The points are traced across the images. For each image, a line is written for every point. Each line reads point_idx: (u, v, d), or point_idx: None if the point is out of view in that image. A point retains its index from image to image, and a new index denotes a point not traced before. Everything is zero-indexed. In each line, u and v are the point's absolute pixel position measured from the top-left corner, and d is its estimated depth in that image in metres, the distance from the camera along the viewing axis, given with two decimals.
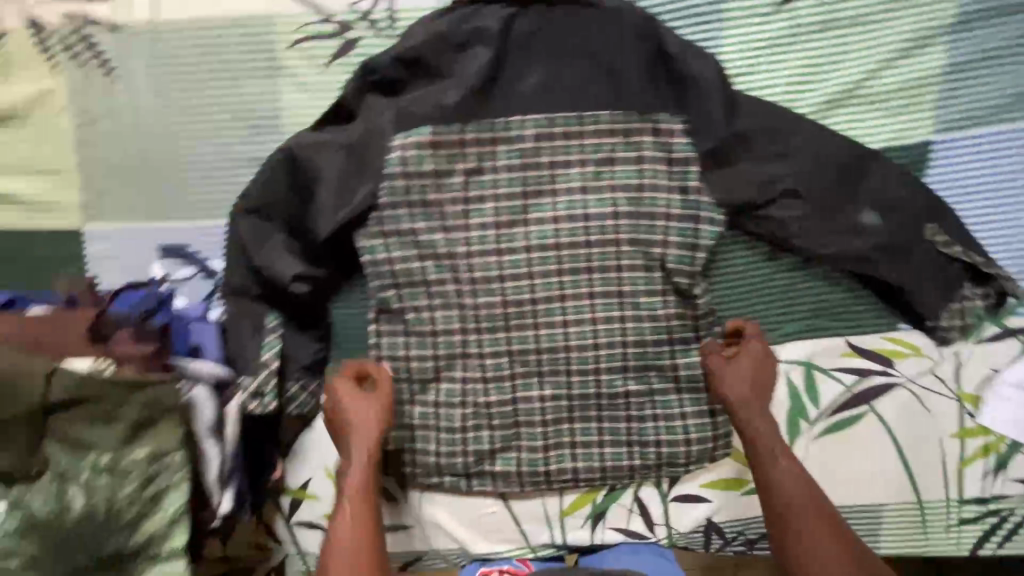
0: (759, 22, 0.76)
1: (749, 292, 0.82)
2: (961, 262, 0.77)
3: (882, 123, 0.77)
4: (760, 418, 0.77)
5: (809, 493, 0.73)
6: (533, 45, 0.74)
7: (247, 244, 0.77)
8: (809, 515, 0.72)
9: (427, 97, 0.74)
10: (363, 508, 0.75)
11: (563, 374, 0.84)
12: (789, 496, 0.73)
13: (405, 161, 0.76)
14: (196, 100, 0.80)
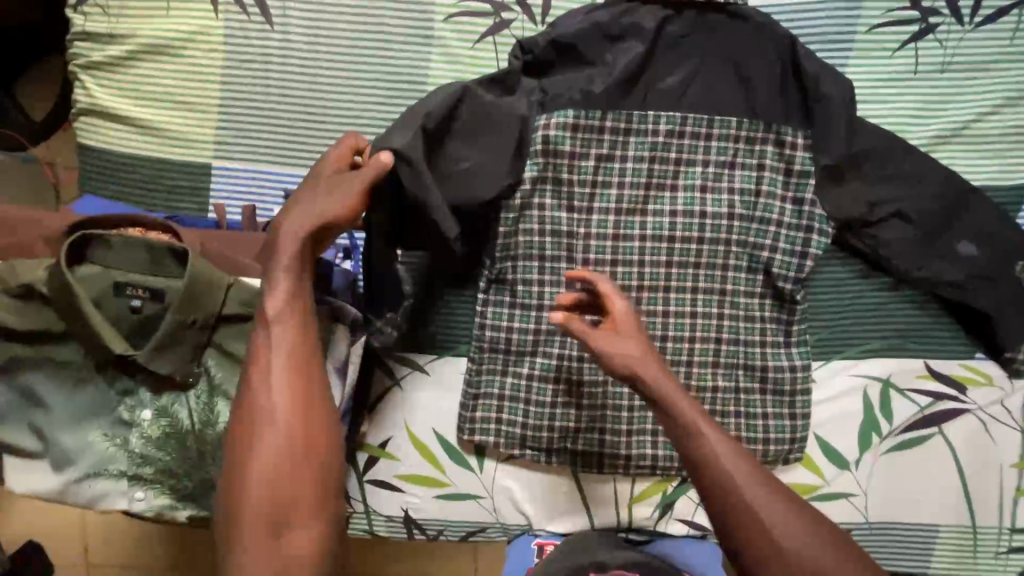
0: (884, 56, 0.83)
1: (839, 305, 0.88)
2: None
3: (983, 162, 0.84)
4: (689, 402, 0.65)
5: (764, 484, 0.61)
6: (681, 48, 0.81)
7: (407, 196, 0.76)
8: (765, 505, 0.59)
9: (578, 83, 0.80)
10: (288, 425, 0.55)
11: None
12: (751, 508, 0.59)
13: (545, 141, 0.81)
14: (346, 56, 0.84)
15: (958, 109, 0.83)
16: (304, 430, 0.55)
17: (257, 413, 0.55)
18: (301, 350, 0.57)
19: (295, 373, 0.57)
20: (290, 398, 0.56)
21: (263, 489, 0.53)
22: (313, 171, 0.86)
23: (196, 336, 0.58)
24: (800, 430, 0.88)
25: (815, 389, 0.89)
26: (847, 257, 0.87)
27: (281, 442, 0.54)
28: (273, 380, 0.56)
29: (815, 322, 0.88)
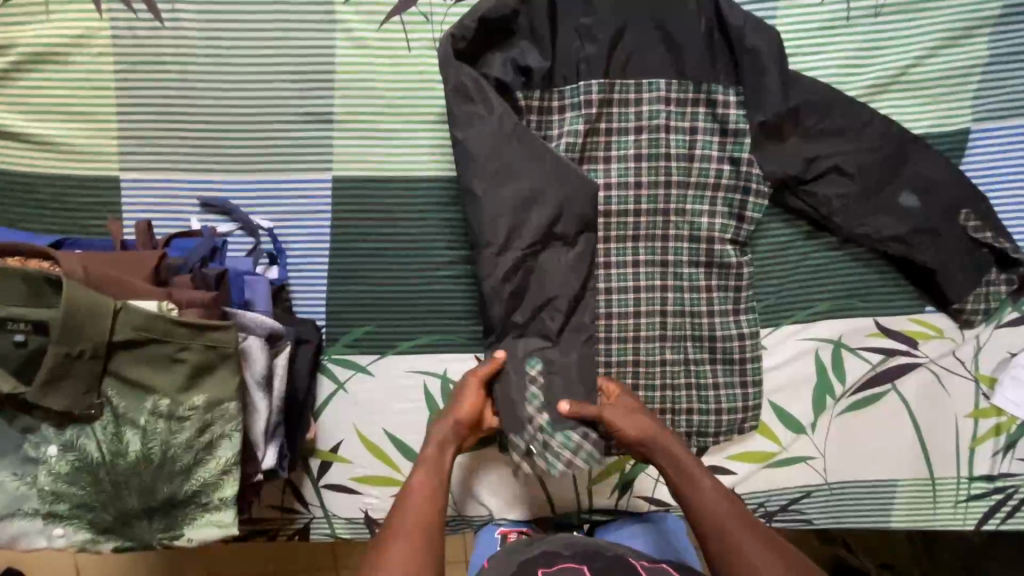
0: (814, 4, 0.79)
1: (786, 268, 0.85)
2: (990, 248, 0.81)
3: (924, 108, 0.81)
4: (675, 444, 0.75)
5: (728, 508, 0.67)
6: (600, 10, 0.76)
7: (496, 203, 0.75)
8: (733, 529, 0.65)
9: (494, 61, 0.76)
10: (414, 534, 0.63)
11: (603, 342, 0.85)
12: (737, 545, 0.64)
13: None
14: (245, 50, 0.78)
15: (894, 54, 0.79)
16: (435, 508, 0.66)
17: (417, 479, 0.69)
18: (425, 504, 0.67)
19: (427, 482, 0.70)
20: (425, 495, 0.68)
21: (405, 552, 0.61)
22: (227, 175, 0.82)
23: (90, 367, 0.55)
24: (753, 398, 0.87)
25: (766, 355, 0.88)
26: (791, 219, 0.84)
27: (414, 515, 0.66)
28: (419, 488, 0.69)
29: (764, 288, 0.86)
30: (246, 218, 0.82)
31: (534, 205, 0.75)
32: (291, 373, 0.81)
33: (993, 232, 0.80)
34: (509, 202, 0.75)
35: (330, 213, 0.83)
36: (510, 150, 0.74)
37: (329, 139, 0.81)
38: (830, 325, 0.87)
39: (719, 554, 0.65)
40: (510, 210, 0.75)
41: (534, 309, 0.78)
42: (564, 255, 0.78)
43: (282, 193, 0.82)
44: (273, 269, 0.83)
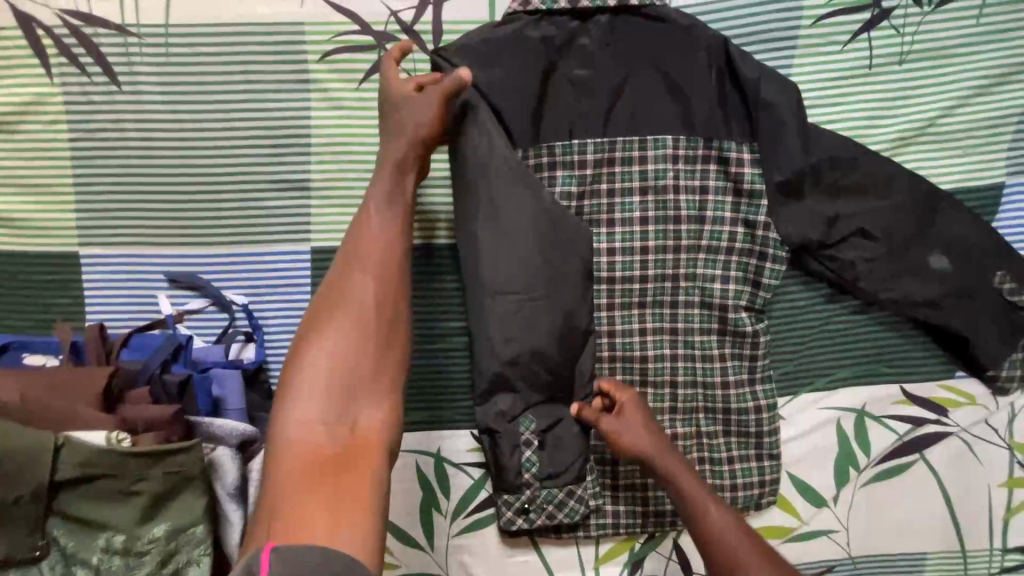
0: (833, 51, 0.72)
1: (806, 333, 0.78)
2: None
3: (954, 162, 0.74)
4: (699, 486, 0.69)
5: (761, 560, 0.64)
6: (598, 60, 0.69)
7: (494, 242, 0.68)
8: None
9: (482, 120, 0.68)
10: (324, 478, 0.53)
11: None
12: None
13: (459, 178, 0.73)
14: (212, 114, 0.71)
15: (921, 105, 0.73)
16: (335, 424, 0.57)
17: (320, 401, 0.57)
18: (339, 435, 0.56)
19: (323, 386, 0.58)
20: (313, 406, 0.57)
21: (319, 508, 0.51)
22: (198, 248, 0.75)
23: (30, 509, 0.50)
24: (770, 473, 0.80)
25: (786, 424, 0.81)
26: (810, 282, 0.77)
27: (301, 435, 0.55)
28: (311, 391, 0.57)
29: (782, 355, 0.79)
30: (218, 293, 0.76)
31: (526, 253, 0.69)
32: None
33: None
34: (501, 241, 0.68)
35: (309, 286, 0.76)
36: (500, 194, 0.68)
37: (306, 208, 0.74)
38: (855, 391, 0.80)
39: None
40: (506, 253, 0.68)
41: (531, 368, 0.71)
42: (561, 305, 0.70)
43: (257, 267, 0.76)
44: (248, 348, 0.76)
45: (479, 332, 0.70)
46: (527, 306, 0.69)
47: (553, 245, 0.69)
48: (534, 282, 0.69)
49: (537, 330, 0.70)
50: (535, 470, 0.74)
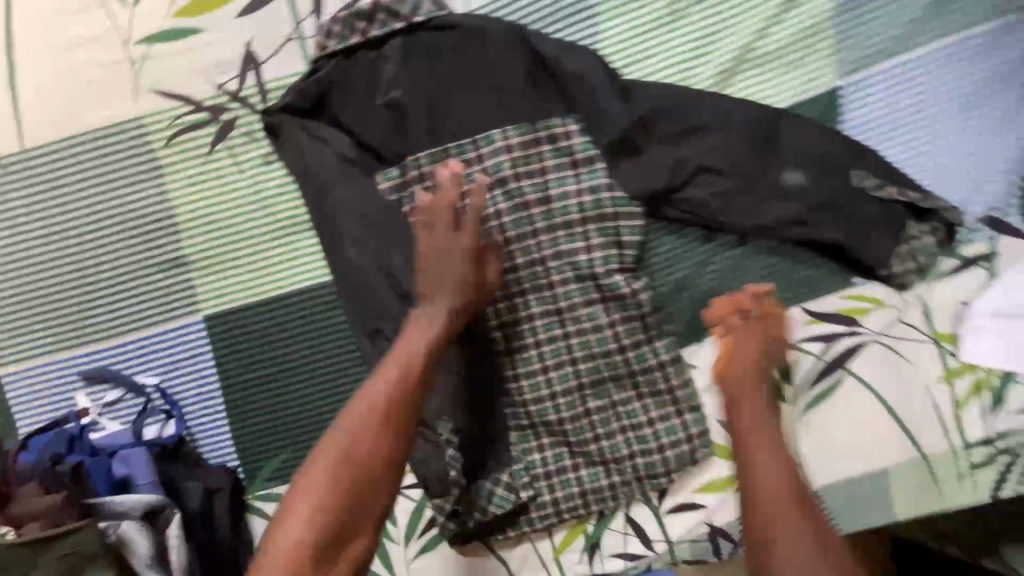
0: (633, 7, 0.74)
1: (690, 280, 0.79)
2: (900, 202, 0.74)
3: (783, 80, 0.75)
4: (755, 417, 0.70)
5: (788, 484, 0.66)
6: (409, 76, 0.72)
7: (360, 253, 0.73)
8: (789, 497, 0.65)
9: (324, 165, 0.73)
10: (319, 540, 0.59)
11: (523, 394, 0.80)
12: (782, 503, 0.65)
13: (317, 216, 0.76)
14: (82, 218, 0.77)
15: (733, 35, 0.75)
16: (358, 493, 0.61)
17: (343, 463, 0.61)
18: (337, 488, 0.60)
19: (355, 452, 0.62)
20: (377, 442, 0.62)
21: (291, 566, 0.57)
22: (103, 344, 0.79)
23: None
24: (693, 424, 0.80)
25: (701, 371, 0.81)
26: (679, 228, 0.78)
27: (348, 481, 0.61)
28: (341, 458, 0.61)
29: (676, 306, 0.79)
30: (131, 379, 0.80)
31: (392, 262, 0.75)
32: (209, 523, 0.78)
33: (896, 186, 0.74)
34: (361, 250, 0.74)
35: (211, 352, 0.80)
36: (449, 236, 0.69)
37: (188, 282, 0.78)
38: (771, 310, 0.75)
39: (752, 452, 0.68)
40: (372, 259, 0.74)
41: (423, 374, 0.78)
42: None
43: (157, 348, 0.79)
44: (170, 424, 0.79)
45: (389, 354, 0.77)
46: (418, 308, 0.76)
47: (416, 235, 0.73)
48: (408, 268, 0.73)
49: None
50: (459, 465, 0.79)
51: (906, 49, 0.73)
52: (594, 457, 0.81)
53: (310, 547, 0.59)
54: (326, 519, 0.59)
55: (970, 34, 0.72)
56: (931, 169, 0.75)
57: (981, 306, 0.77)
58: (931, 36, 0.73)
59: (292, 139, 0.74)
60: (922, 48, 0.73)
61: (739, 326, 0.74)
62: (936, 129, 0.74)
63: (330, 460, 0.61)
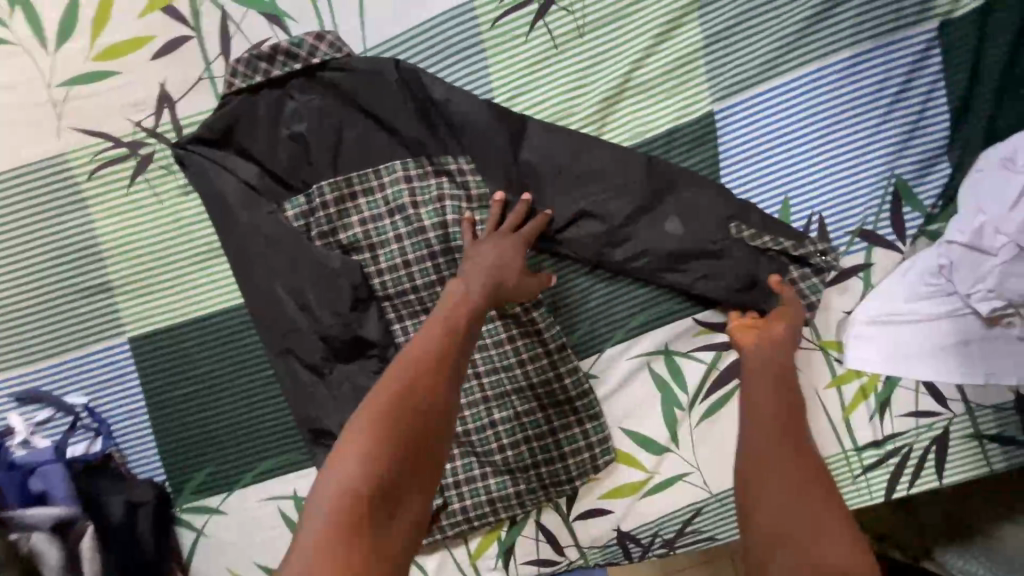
0: (520, 42, 0.79)
1: (584, 294, 0.84)
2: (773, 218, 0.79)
3: (663, 107, 0.80)
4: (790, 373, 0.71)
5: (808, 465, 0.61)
6: (309, 113, 0.78)
7: (268, 277, 0.81)
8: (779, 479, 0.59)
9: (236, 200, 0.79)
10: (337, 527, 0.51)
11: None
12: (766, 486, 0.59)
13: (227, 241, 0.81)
14: (12, 248, 0.82)
15: (614, 65, 0.80)
16: (402, 463, 0.55)
17: (346, 444, 0.55)
18: (366, 467, 0.54)
19: (388, 418, 0.56)
20: (418, 411, 0.57)
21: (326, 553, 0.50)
22: (33, 366, 0.84)
23: None
24: (594, 432, 0.84)
25: (601, 381, 0.85)
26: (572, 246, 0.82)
27: (378, 437, 0.55)
28: (365, 431, 0.56)
29: (573, 319, 0.84)
30: (60, 400, 0.84)
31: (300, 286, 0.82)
32: (133, 535, 0.83)
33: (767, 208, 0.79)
34: (269, 274, 0.81)
35: (136, 371, 0.85)
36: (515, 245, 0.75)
37: (113, 306, 0.84)
38: (797, 320, 0.76)
39: (750, 486, 0.60)
40: (280, 282, 0.81)
41: (328, 389, 0.83)
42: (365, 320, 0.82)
43: (85, 368, 0.84)
44: (97, 441, 0.84)
45: (295, 371, 0.82)
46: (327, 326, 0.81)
47: (318, 257, 0.80)
48: (313, 289, 0.80)
49: (327, 343, 0.82)
50: None
51: (774, 76, 0.78)
52: (502, 466, 0.84)
53: (366, 498, 0.53)
54: (383, 470, 0.54)
55: (833, 60, 0.77)
56: (802, 186, 0.80)
57: (860, 315, 0.82)
58: (797, 63, 0.78)
59: (201, 171, 0.79)
60: (789, 74, 0.78)
61: (774, 334, 0.74)
62: (806, 150, 0.79)
63: (361, 410, 0.58)
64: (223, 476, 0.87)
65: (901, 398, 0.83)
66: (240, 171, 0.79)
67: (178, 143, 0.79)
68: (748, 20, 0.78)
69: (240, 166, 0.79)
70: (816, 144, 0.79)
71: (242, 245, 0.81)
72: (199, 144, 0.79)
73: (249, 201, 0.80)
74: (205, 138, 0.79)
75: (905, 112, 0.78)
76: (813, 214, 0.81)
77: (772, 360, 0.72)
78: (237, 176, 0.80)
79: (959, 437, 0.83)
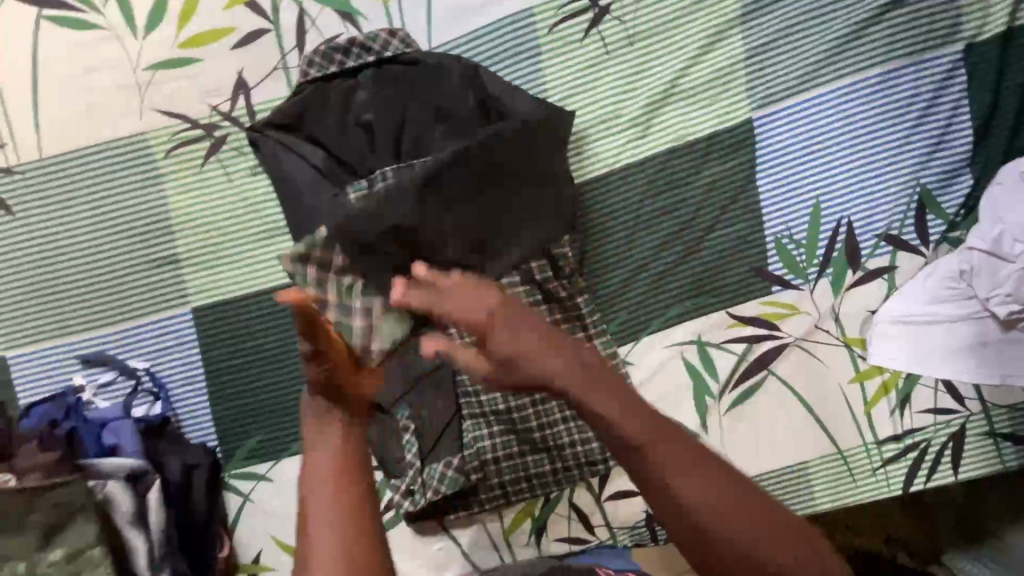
0: (574, 47, 0.86)
1: (623, 284, 0.89)
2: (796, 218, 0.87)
3: (706, 112, 0.85)
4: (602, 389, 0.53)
5: (718, 489, 0.51)
6: (378, 102, 0.84)
7: None
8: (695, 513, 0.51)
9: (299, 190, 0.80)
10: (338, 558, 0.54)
11: (475, 383, 0.89)
12: (685, 513, 0.51)
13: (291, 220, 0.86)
14: (88, 218, 0.87)
15: (661, 71, 0.85)
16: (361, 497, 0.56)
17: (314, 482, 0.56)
18: (341, 500, 0.56)
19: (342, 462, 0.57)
20: (344, 449, 0.58)
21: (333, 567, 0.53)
22: (100, 331, 0.89)
23: None
24: None
25: (635, 368, 0.90)
26: (614, 238, 0.88)
27: (333, 479, 0.56)
28: (327, 473, 0.56)
29: (612, 308, 0.89)
30: (123, 364, 0.89)
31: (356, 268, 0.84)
32: (187, 494, 0.86)
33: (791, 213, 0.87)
34: None
35: (196, 339, 0.90)
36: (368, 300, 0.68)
37: (179, 277, 0.89)
38: None
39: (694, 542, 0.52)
40: None
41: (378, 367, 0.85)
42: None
43: (148, 335, 0.89)
44: (155, 404, 0.89)
45: None
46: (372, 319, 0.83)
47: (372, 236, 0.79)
48: None
49: None
50: (414, 450, 0.88)
51: (812, 87, 0.84)
52: (539, 445, 0.90)
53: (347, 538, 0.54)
54: (357, 486, 0.57)
55: (868, 74, 0.83)
56: (833, 191, 0.86)
57: (885, 314, 0.86)
58: (834, 75, 0.83)
59: (271, 153, 0.84)
60: (826, 86, 0.83)
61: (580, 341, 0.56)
62: (839, 157, 0.85)
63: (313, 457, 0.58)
64: (273, 444, 0.91)
65: (920, 394, 0.88)
66: (306, 154, 0.83)
67: (251, 126, 0.85)
68: (790, 33, 0.83)
69: (307, 150, 0.84)
70: (848, 152, 0.84)
71: (303, 223, 0.83)
72: (271, 128, 0.84)
73: (312, 182, 0.82)
74: (278, 122, 0.83)
75: (931, 126, 0.83)
76: (843, 218, 0.86)
77: (560, 352, 0.54)
78: (302, 158, 0.83)
79: (976, 435, 0.87)
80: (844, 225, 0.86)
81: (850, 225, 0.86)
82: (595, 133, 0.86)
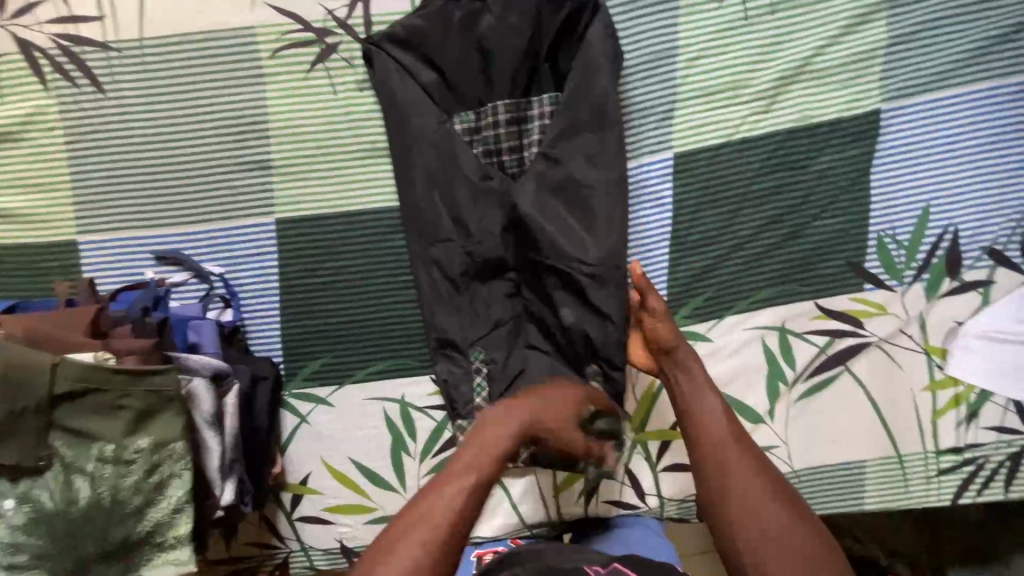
0: (712, 9, 0.83)
1: (717, 259, 0.87)
2: (902, 220, 0.85)
3: (834, 96, 0.83)
4: (748, 469, 0.68)
5: (766, 496, 0.66)
6: (498, 28, 0.80)
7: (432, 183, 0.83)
8: (756, 514, 0.65)
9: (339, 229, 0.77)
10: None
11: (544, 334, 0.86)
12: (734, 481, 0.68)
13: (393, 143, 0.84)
14: (182, 109, 0.83)
15: (795, 47, 0.83)
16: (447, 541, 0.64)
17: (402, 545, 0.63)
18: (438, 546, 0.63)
19: (429, 522, 0.64)
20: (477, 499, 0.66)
21: None
22: (177, 229, 0.86)
23: (33, 422, 0.61)
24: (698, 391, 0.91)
25: (713, 346, 0.89)
26: (716, 212, 0.86)
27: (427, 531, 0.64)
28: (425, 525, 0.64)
29: (702, 282, 0.88)
30: (198, 265, 0.86)
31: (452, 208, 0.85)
32: (250, 410, 0.84)
33: (899, 211, 0.85)
34: (431, 193, 0.83)
35: (277, 252, 0.87)
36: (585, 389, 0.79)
37: (268, 185, 0.86)
38: None
39: (713, 469, 0.69)
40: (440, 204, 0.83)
41: (469, 306, 0.85)
42: (594, 322, 0.81)
43: (227, 239, 0.86)
44: (227, 311, 0.87)
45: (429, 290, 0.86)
46: (603, 332, 0.81)
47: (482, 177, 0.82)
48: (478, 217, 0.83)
49: (471, 258, 0.84)
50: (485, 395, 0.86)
51: (946, 87, 0.82)
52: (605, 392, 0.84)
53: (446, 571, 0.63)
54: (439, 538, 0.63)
55: (1003, 83, 0.81)
56: (945, 196, 0.84)
57: (970, 327, 0.86)
58: (970, 79, 0.81)
59: (385, 68, 0.82)
60: (960, 88, 0.82)
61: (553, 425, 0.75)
62: (957, 163, 0.83)
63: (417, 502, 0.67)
64: (342, 369, 0.90)
65: (990, 411, 0.88)
66: (418, 76, 0.82)
67: (369, 38, 0.82)
68: (934, 27, 0.81)
69: (419, 69, 0.82)
70: (966, 159, 0.83)
71: (403, 144, 0.83)
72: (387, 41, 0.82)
73: (421, 104, 0.82)
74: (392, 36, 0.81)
75: None
76: (950, 225, 0.85)
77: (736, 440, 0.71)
78: (416, 80, 0.82)
79: None
80: (950, 233, 0.85)
81: (954, 235, 0.85)
82: (717, 101, 0.84)
